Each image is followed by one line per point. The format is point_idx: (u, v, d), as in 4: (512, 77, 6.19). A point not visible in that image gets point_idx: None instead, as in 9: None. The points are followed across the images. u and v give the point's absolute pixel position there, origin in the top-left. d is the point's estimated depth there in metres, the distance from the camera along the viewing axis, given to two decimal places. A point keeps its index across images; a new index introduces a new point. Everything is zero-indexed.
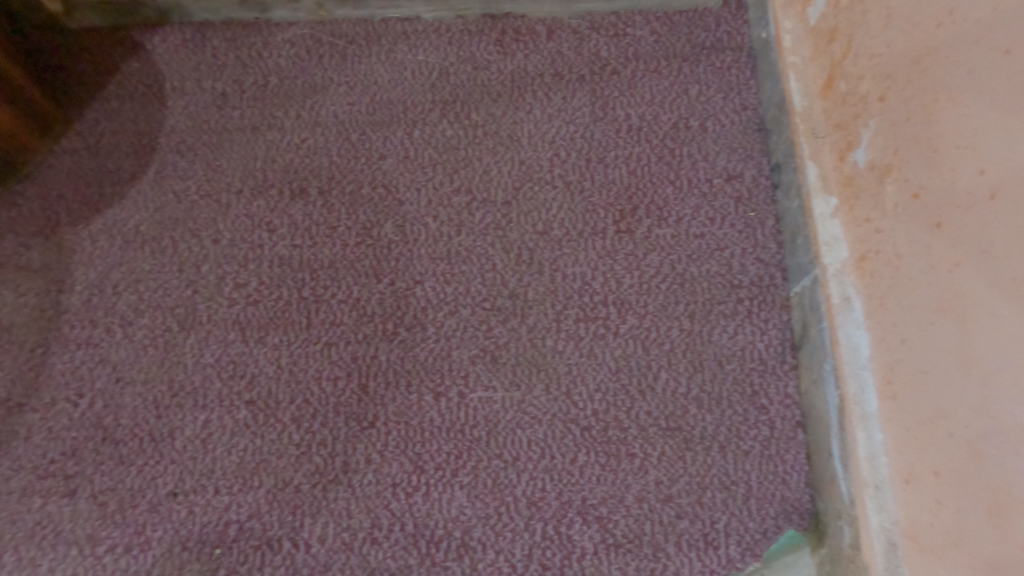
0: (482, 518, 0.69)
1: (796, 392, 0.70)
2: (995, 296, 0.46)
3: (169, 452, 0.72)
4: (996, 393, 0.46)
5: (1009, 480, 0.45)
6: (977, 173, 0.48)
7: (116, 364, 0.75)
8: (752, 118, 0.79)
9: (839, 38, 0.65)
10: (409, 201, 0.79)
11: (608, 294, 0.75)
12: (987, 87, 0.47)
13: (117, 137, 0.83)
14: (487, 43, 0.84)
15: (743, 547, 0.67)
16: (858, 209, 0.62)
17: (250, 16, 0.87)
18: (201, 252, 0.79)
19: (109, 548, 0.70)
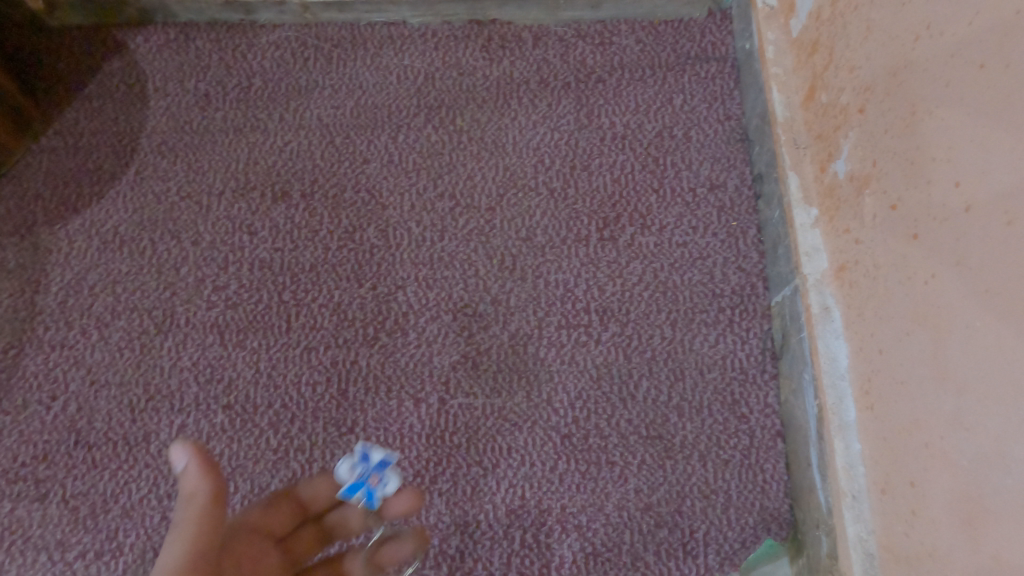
0: (461, 527, 0.68)
1: (776, 402, 0.71)
2: (969, 307, 0.46)
3: (142, 456, 0.71)
4: (970, 405, 0.46)
5: (983, 492, 0.44)
6: (952, 186, 0.48)
7: (91, 366, 0.74)
8: (735, 128, 0.80)
9: (821, 50, 0.65)
10: (392, 206, 0.79)
11: (590, 301, 0.75)
12: (961, 100, 0.47)
13: (97, 136, 0.82)
14: (474, 49, 0.84)
15: (722, 556, 0.67)
16: (839, 219, 0.62)
17: (235, 17, 0.86)
18: (180, 254, 0.78)
19: (80, 554, 0.68)
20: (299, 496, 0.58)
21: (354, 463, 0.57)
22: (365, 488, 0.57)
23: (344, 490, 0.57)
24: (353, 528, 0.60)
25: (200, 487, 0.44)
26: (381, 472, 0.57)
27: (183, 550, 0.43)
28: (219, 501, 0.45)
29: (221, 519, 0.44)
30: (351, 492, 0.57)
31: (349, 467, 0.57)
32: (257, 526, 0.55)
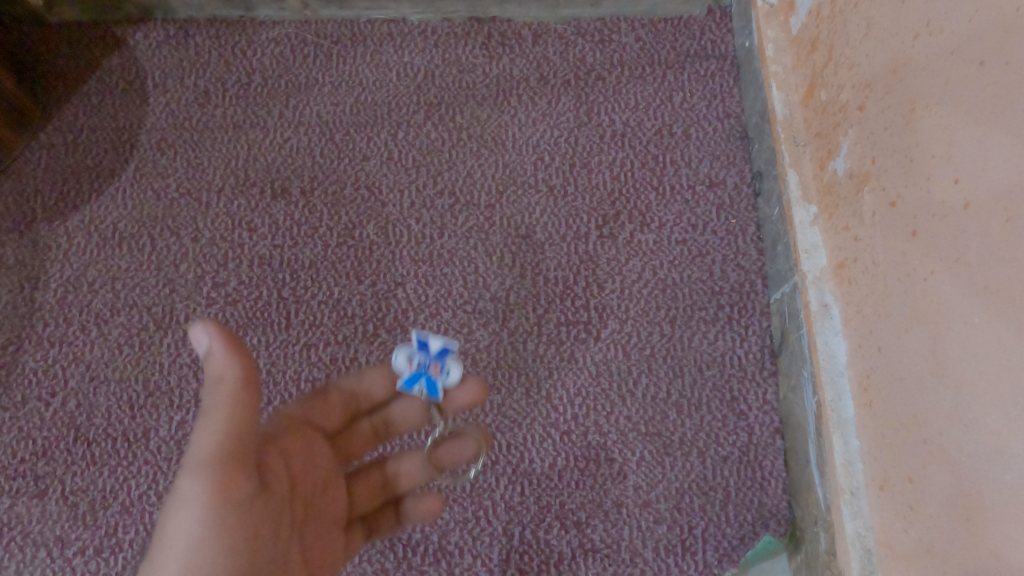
0: (460, 523, 0.69)
1: (775, 399, 0.71)
2: (967, 304, 0.46)
3: (142, 453, 0.71)
4: (968, 401, 0.46)
5: (981, 487, 0.45)
6: (951, 183, 0.48)
7: (91, 363, 0.74)
8: (735, 126, 0.80)
9: (820, 48, 0.66)
10: (391, 203, 0.79)
11: (590, 298, 0.75)
12: (961, 97, 0.47)
13: (97, 133, 0.82)
14: (473, 47, 0.84)
15: (720, 552, 0.67)
16: (838, 216, 0.62)
17: (234, 14, 0.86)
18: (180, 250, 0.78)
19: (79, 550, 0.68)
20: (354, 389, 0.59)
21: (412, 353, 0.54)
22: (427, 378, 0.54)
23: (404, 381, 0.54)
24: (408, 424, 0.63)
25: (230, 369, 0.43)
26: (442, 361, 0.55)
27: (221, 435, 0.43)
28: (254, 384, 0.44)
29: (255, 399, 0.44)
30: (411, 383, 0.54)
31: (407, 356, 0.54)
32: (309, 421, 0.56)
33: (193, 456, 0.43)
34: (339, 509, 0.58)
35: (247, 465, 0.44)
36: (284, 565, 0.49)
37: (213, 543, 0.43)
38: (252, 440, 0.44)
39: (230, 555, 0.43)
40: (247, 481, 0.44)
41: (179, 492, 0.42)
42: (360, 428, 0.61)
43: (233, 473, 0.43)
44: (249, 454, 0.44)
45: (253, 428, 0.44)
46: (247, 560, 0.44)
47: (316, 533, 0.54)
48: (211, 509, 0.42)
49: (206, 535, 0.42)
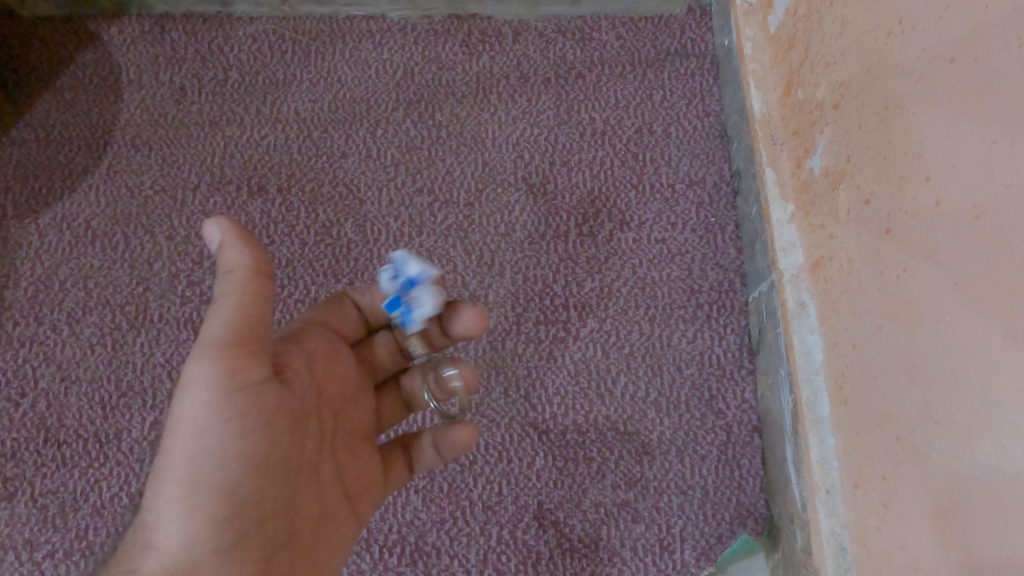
0: (437, 523, 0.68)
1: (753, 397, 0.71)
2: (939, 302, 0.46)
3: (114, 454, 0.70)
4: (939, 398, 0.46)
5: (951, 485, 0.45)
6: (923, 181, 0.48)
7: (62, 363, 0.73)
8: (714, 124, 0.80)
9: (797, 46, 0.66)
10: (369, 200, 0.78)
11: (569, 297, 0.74)
12: (932, 94, 0.47)
13: (69, 129, 0.80)
14: (453, 44, 0.84)
15: (698, 551, 0.67)
16: (814, 214, 0.63)
17: (211, 9, 0.85)
18: (154, 248, 0.77)
19: (49, 554, 0.67)
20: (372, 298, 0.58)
21: (393, 274, 0.54)
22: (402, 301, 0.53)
23: (386, 301, 0.53)
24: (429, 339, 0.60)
25: (240, 256, 0.44)
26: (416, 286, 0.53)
27: (228, 318, 0.44)
28: (266, 278, 0.45)
29: (265, 288, 0.45)
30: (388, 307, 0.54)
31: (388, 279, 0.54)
32: (328, 324, 0.56)
33: (203, 340, 0.44)
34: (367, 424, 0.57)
35: (258, 355, 0.45)
36: (310, 472, 0.49)
37: (220, 425, 0.43)
38: (265, 331, 0.45)
39: (237, 440, 0.44)
40: (257, 372, 0.45)
41: (188, 373, 0.44)
42: (383, 340, 0.60)
43: (240, 359, 0.44)
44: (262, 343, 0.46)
45: (264, 317, 0.45)
46: (259, 450, 0.45)
47: (348, 447, 0.54)
48: (218, 391, 0.43)
49: (211, 414, 0.43)
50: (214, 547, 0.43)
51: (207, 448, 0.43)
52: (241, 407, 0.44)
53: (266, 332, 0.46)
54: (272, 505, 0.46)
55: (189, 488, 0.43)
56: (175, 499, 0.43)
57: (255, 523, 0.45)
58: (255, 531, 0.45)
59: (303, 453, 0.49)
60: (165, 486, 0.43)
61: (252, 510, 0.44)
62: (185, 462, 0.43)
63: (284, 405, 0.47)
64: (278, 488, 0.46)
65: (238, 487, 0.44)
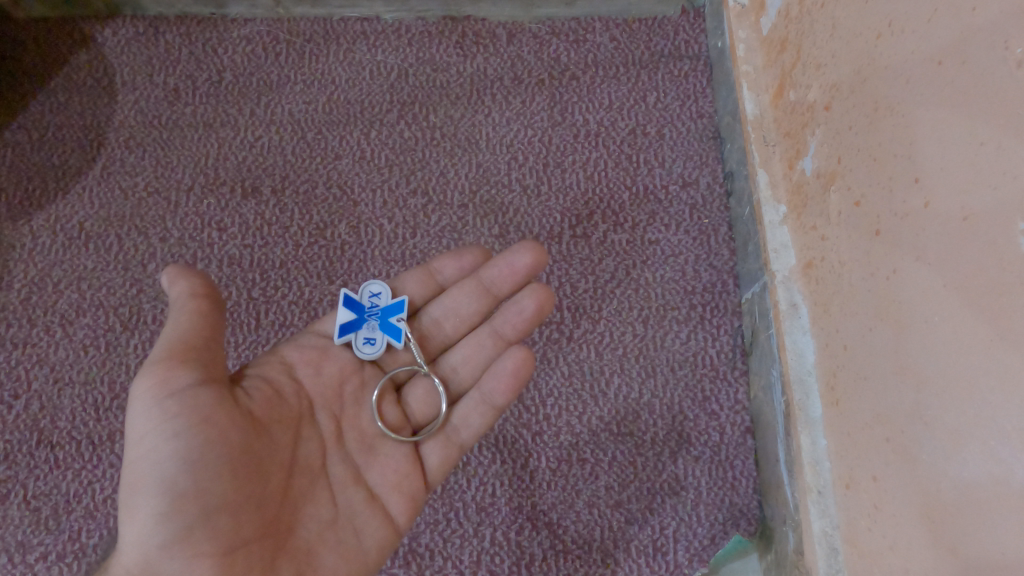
0: (430, 525, 0.68)
1: (746, 398, 0.71)
2: (928, 303, 0.46)
3: (107, 456, 0.70)
4: (929, 399, 0.46)
5: (941, 485, 0.45)
6: (912, 182, 0.48)
7: (55, 365, 0.73)
8: (708, 126, 0.80)
9: (789, 48, 0.66)
10: (363, 202, 0.78)
11: (562, 298, 0.74)
12: (921, 96, 0.47)
13: (63, 130, 0.80)
14: (447, 46, 0.84)
15: (691, 553, 0.67)
16: (806, 216, 0.63)
17: (205, 11, 0.85)
18: (147, 250, 0.77)
19: (41, 556, 0.67)
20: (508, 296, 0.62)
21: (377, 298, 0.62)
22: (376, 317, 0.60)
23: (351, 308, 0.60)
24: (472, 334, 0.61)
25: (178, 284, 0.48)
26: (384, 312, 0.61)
27: (166, 335, 0.46)
28: (196, 293, 0.48)
29: (197, 307, 0.47)
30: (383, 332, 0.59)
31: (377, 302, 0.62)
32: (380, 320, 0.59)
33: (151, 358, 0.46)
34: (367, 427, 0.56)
35: (195, 363, 0.46)
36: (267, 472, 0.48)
37: (157, 432, 0.44)
38: (203, 344, 0.47)
39: (170, 441, 0.44)
40: (191, 379, 0.45)
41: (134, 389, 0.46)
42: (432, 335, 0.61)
43: (171, 369, 0.45)
44: (198, 351, 0.46)
45: (198, 332, 0.47)
46: (197, 449, 0.44)
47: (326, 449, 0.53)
48: (154, 401, 0.44)
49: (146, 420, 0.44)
50: (162, 543, 0.43)
51: (145, 453, 0.44)
52: (171, 411, 0.44)
53: (204, 343, 0.47)
54: (216, 500, 0.44)
55: (133, 492, 0.44)
56: (126, 504, 0.44)
57: (200, 518, 0.44)
58: (200, 525, 0.44)
59: (257, 450, 0.47)
60: (122, 494, 0.45)
61: (194, 510, 0.43)
62: (133, 470, 0.44)
63: (224, 405, 0.46)
64: (223, 483, 0.44)
65: (175, 487, 0.43)
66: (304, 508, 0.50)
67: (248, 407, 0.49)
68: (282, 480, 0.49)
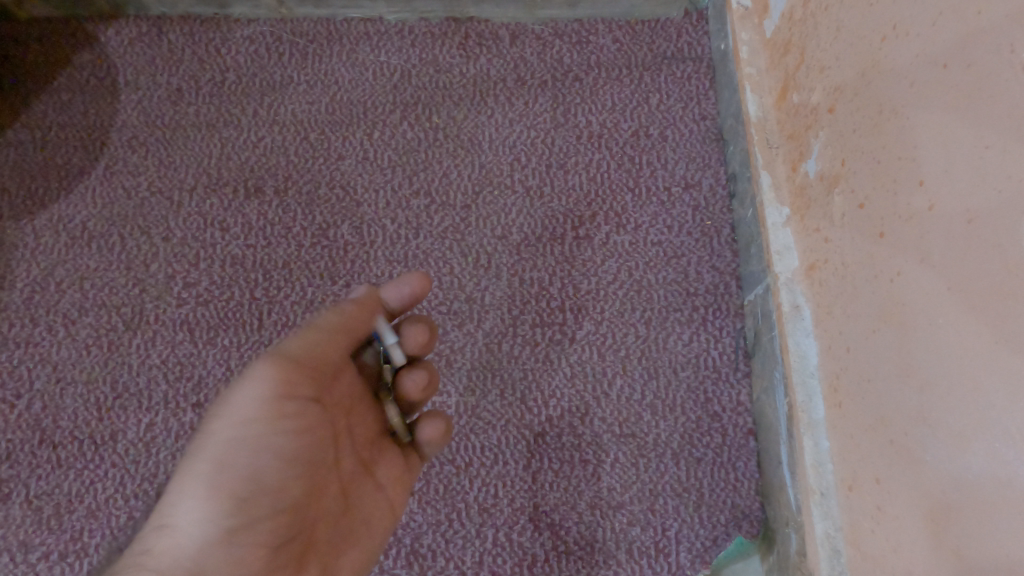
0: (433, 526, 0.68)
1: (748, 400, 0.71)
2: (933, 305, 0.46)
3: (109, 455, 0.70)
4: (933, 402, 0.46)
5: (944, 487, 0.45)
6: (916, 185, 0.48)
7: (57, 364, 0.73)
8: (710, 128, 0.80)
9: (793, 50, 0.66)
10: (366, 202, 0.78)
11: (565, 299, 0.75)
12: (926, 99, 0.47)
13: (66, 130, 0.80)
14: (450, 47, 0.84)
15: (693, 554, 0.67)
16: (810, 218, 0.63)
17: (209, 11, 0.85)
18: (150, 250, 0.77)
19: (43, 556, 0.67)
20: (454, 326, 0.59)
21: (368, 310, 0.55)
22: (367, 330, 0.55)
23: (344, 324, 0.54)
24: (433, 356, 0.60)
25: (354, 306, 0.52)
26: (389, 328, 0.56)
27: (309, 340, 0.50)
28: (355, 317, 0.52)
29: (358, 327, 0.52)
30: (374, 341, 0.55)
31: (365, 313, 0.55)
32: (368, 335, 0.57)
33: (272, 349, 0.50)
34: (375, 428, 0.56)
35: (313, 375, 0.50)
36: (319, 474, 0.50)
37: (258, 421, 0.47)
38: (326, 359, 0.51)
39: (270, 433, 0.47)
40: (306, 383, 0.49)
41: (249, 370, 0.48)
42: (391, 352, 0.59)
43: (294, 369, 0.49)
44: (321, 359, 0.50)
45: (331, 349, 0.51)
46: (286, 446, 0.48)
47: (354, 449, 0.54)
48: (268, 390, 0.48)
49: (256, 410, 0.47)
50: (227, 527, 0.46)
51: (241, 439, 0.47)
52: (275, 405, 0.48)
53: (333, 359, 0.51)
54: (283, 497, 0.47)
55: (216, 470, 0.46)
56: (201, 478, 0.46)
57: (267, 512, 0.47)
58: (263, 518, 0.47)
59: (320, 455, 0.50)
60: (193, 467, 0.46)
61: (263, 501, 0.47)
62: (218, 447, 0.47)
63: (314, 410, 0.49)
64: (295, 481, 0.48)
65: (260, 479, 0.47)
66: (329, 504, 0.51)
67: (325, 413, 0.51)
68: (339, 485, 0.52)
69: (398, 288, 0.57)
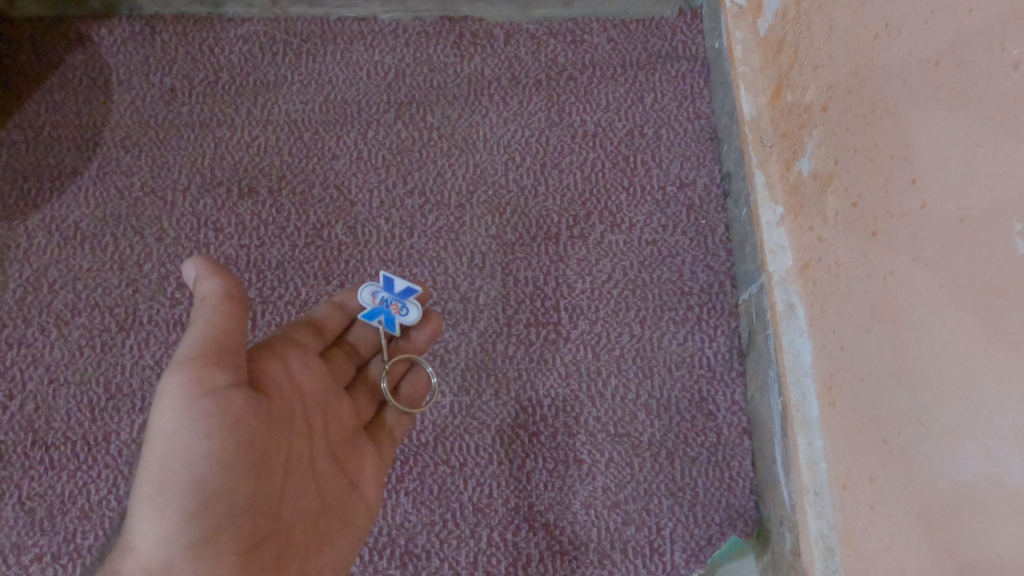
0: (427, 526, 0.68)
1: (742, 399, 0.71)
2: (925, 304, 0.46)
3: (102, 456, 0.70)
4: (926, 401, 0.46)
5: (936, 486, 0.45)
6: (909, 184, 0.48)
7: (50, 365, 0.73)
8: (705, 127, 0.80)
9: (786, 49, 0.66)
10: (360, 202, 0.78)
11: (560, 299, 0.74)
12: (918, 98, 0.47)
13: (58, 130, 0.80)
14: (445, 46, 0.84)
15: (688, 553, 0.67)
16: (804, 217, 0.63)
17: (202, 11, 0.85)
18: (143, 250, 0.76)
19: (36, 557, 0.67)
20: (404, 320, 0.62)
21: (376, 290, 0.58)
22: (386, 314, 0.58)
23: (364, 314, 0.58)
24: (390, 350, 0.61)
25: (214, 287, 0.47)
26: (403, 301, 0.59)
27: (197, 333, 0.45)
28: (232, 295, 0.47)
29: (238, 310, 0.47)
30: (371, 316, 0.58)
31: (372, 293, 0.58)
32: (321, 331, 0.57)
33: (177, 356, 0.45)
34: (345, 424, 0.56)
35: (229, 365, 0.46)
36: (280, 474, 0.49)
37: (188, 432, 0.44)
38: (236, 347, 0.46)
39: (204, 440, 0.44)
40: (227, 380, 0.45)
41: (162, 384, 0.45)
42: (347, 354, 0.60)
43: (207, 368, 0.44)
44: (234, 349, 0.46)
45: (236, 335, 0.46)
46: (228, 450, 0.45)
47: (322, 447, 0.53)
48: (187, 399, 0.44)
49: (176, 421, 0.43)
50: (189, 543, 0.44)
51: (174, 452, 0.44)
52: (206, 410, 0.44)
53: (238, 343, 0.46)
54: (242, 501, 0.46)
55: (160, 490, 0.44)
56: (148, 500, 0.44)
57: (228, 515, 0.45)
58: (227, 525, 0.45)
59: (278, 453, 0.48)
60: (140, 490, 0.44)
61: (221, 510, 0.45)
62: (157, 466, 0.44)
63: (253, 408, 0.46)
64: (248, 485, 0.46)
65: (215, 489, 0.44)
66: (300, 505, 0.50)
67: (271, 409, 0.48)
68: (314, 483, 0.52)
69: (210, 278, 0.47)
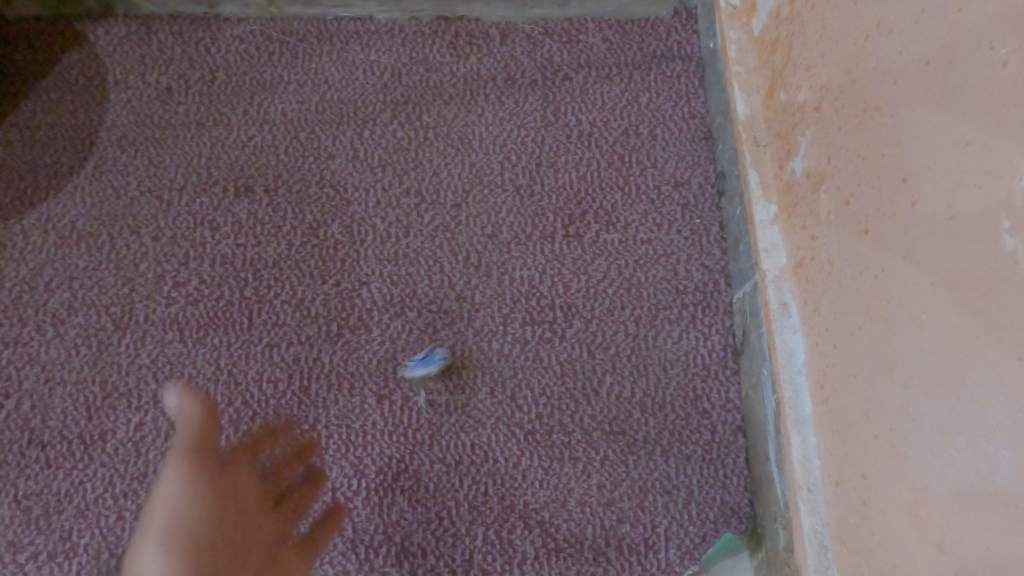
0: (423, 524, 0.68)
1: (736, 397, 0.71)
2: (916, 302, 0.47)
3: (98, 455, 0.70)
4: (917, 397, 0.46)
5: (927, 482, 0.45)
6: (900, 182, 0.48)
7: (46, 364, 0.73)
8: (699, 126, 0.81)
9: (780, 49, 0.66)
10: (356, 202, 0.78)
11: (555, 297, 0.75)
12: (909, 97, 0.47)
13: (55, 129, 0.80)
14: (441, 45, 0.84)
15: (682, 551, 0.67)
16: (797, 215, 0.63)
17: (198, 10, 0.85)
18: (140, 249, 0.76)
19: (32, 556, 0.67)
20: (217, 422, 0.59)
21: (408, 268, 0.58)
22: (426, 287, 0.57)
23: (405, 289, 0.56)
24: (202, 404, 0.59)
25: (191, 411, 0.58)
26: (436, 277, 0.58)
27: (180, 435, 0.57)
28: (204, 425, 0.58)
29: (207, 421, 0.58)
30: None
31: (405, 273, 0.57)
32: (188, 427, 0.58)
33: (169, 454, 0.57)
34: (267, 541, 0.62)
35: (207, 468, 0.57)
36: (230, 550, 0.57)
37: (184, 509, 0.55)
38: (200, 444, 0.57)
39: (178, 517, 0.55)
40: (188, 475, 0.56)
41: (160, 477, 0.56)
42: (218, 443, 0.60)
43: (196, 465, 0.57)
44: (200, 447, 0.57)
45: (201, 440, 0.57)
46: (202, 517, 0.55)
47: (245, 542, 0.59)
48: (178, 484, 0.55)
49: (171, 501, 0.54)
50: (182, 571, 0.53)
51: (168, 531, 0.54)
52: (177, 505, 0.55)
53: (202, 454, 0.57)
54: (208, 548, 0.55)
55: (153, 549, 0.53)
56: (150, 543, 0.54)
57: (203, 550, 0.54)
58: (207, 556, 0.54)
59: (223, 537, 0.57)
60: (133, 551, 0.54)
61: (199, 549, 0.54)
62: (157, 525, 0.54)
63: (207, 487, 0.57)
64: (207, 527, 0.56)
65: (197, 545, 0.54)
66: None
67: (224, 496, 0.59)
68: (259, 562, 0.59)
69: (189, 402, 0.58)
